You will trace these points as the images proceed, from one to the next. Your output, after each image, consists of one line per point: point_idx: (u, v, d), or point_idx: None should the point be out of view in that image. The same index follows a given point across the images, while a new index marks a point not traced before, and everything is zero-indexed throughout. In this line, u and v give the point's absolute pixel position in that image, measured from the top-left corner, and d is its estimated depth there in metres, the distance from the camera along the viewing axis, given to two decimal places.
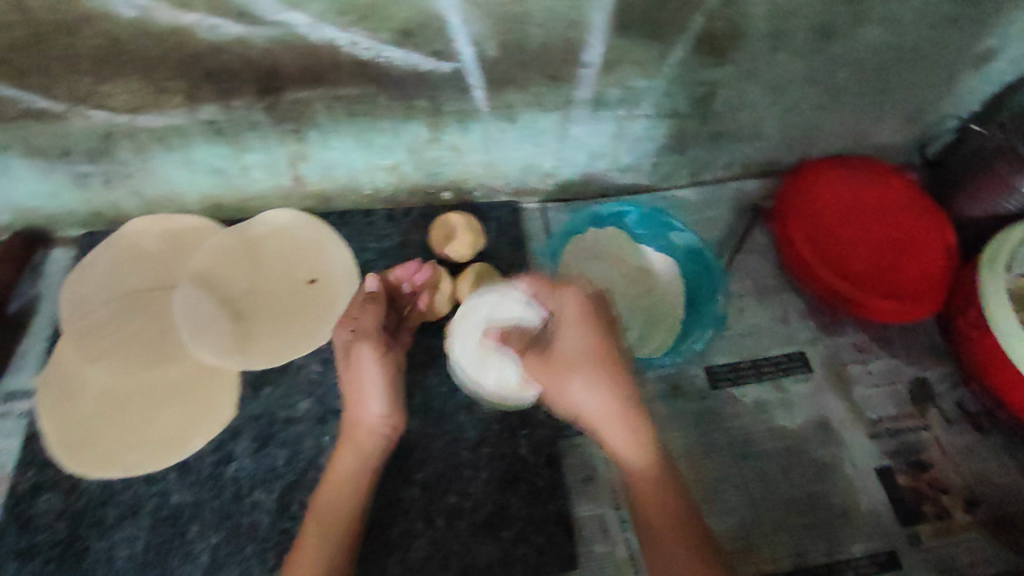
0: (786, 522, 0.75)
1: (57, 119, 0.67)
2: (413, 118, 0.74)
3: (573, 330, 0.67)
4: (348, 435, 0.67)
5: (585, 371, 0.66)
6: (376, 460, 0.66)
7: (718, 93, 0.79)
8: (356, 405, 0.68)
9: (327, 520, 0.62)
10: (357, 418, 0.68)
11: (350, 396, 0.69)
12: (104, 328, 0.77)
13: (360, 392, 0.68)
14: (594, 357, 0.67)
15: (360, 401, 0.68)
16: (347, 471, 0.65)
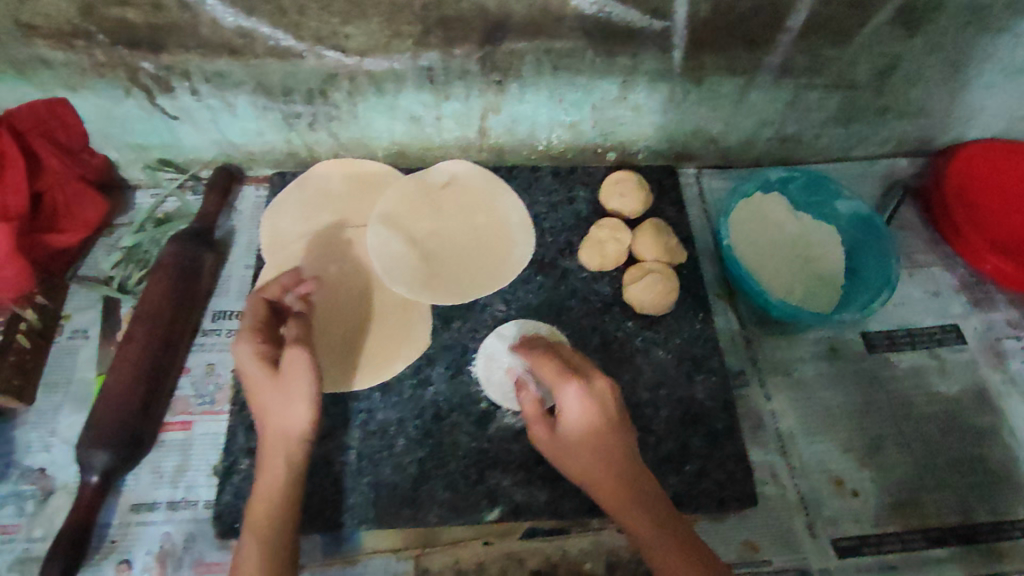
0: (949, 482, 0.77)
1: (295, 58, 0.72)
2: (609, 77, 0.79)
3: (567, 399, 0.60)
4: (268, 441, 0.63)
5: (577, 443, 0.60)
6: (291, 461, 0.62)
7: (900, 67, 0.81)
8: (265, 410, 0.64)
9: (264, 533, 0.60)
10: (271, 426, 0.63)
11: (260, 408, 0.64)
12: (301, 258, 0.82)
13: (266, 402, 0.63)
14: (582, 426, 0.60)
15: (265, 407, 0.64)
16: (274, 481, 0.62)
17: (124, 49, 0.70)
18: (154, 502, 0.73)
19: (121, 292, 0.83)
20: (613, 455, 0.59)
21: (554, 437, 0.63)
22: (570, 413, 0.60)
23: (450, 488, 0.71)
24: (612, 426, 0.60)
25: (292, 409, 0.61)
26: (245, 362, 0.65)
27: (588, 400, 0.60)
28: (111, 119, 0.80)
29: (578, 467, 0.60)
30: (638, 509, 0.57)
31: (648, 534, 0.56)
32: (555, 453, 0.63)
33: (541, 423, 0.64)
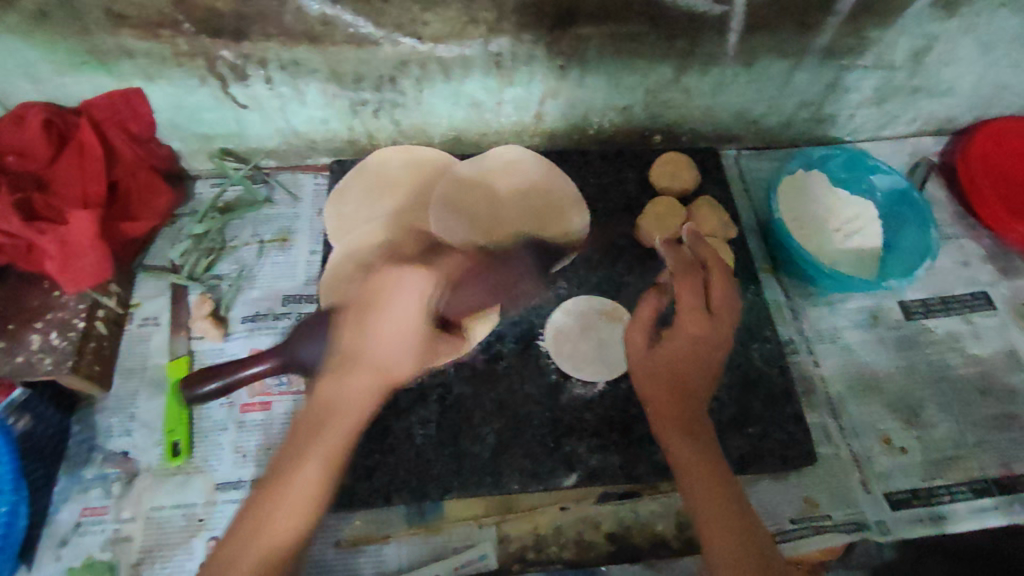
0: (987, 438, 0.82)
1: (371, 45, 0.76)
2: (664, 62, 0.83)
3: (701, 324, 0.64)
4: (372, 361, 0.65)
5: (670, 360, 0.64)
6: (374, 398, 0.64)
7: (935, 48, 0.85)
8: (370, 340, 0.65)
9: (324, 467, 0.61)
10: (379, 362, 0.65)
11: (372, 335, 0.65)
12: (373, 243, 0.85)
13: (373, 338, 0.64)
14: (695, 348, 0.64)
15: (382, 343, 0.65)
16: (355, 406, 0.63)
17: (207, 38, 0.73)
18: (239, 481, 0.74)
19: (189, 280, 0.86)
20: (698, 380, 0.64)
21: (648, 347, 0.67)
22: (687, 335, 0.64)
23: (528, 456, 0.73)
24: (710, 356, 0.64)
25: (362, 360, 0.64)
26: (408, 296, 0.67)
27: (711, 329, 0.64)
28: (185, 107, 0.83)
29: (651, 376, 0.65)
30: (677, 430, 0.62)
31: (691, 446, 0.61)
32: (643, 359, 0.66)
33: (643, 330, 0.68)
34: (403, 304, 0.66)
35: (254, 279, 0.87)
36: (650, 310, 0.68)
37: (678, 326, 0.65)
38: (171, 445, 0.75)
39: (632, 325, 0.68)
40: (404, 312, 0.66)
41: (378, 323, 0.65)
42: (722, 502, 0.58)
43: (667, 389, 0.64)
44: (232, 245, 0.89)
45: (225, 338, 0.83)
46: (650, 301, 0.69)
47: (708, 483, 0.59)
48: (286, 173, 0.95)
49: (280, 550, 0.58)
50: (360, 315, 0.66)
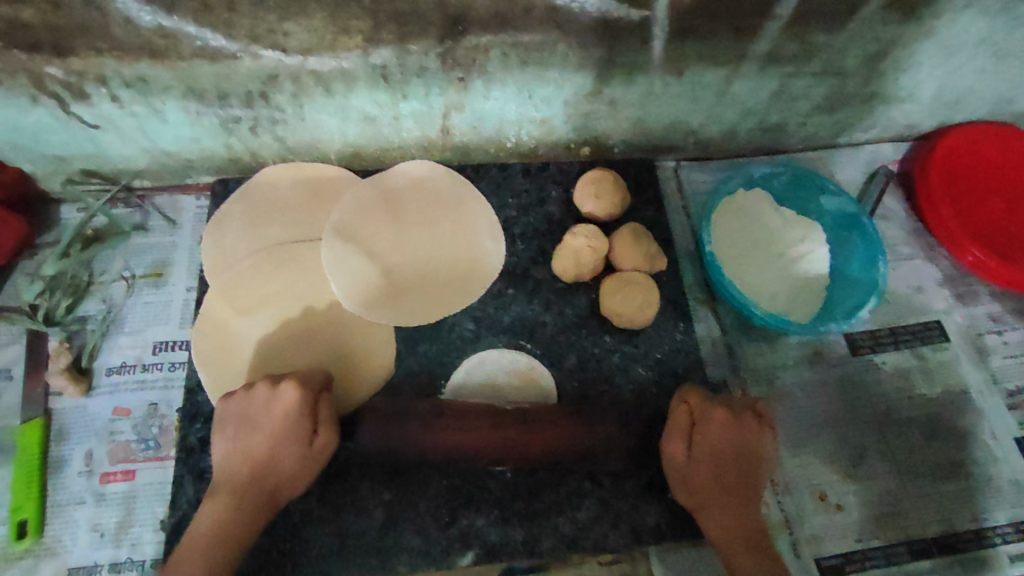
0: (930, 489, 0.76)
1: (228, 60, 0.63)
2: (581, 73, 0.71)
3: (720, 417, 0.64)
4: (251, 479, 0.60)
5: (714, 468, 0.63)
6: (257, 513, 0.59)
7: (892, 53, 0.75)
8: (279, 460, 0.60)
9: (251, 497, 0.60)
10: (280, 483, 0.61)
11: (262, 436, 0.61)
12: (254, 281, 0.74)
13: (286, 455, 0.60)
14: (719, 447, 0.63)
15: (281, 456, 0.60)
16: (221, 510, 0.59)
17: (22, 53, 0.60)
18: (94, 565, 0.67)
19: (47, 323, 0.75)
20: (746, 490, 0.63)
21: (691, 458, 0.64)
22: (721, 434, 0.63)
23: (421, 532, 0.66)
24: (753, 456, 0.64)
25: (285, 444, 0.60)
26: (282, 406, 0.61)
27: (741, 425, 0.64)
28: (21, 129, 0.71)
29: (692, 475, 0.64)
30: (733, 518, 0.62)
31: (734, 534, 0.62)
32: (683, 461, 0.64)
33: (682, 436, 0.64)
34: (274, 416, 0.61)
35: (124, 322, 0.77)
36: (688, 404, 0.66)
37: (701, 419, 0.64)
38: (15, 526, 0.67)
39: (672, 414, 0.67)
40: (275, 421, 0.61)
41: (260, 436, 0.61)
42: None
43: (721, 504, 0.63)
44: (100, 281, 0.78)
45: (88, 393, 0.73)
46: (682, 403, 0.67)
47: (765, 571, 0.60)
48: (162, 196, 0.83)
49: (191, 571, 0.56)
50: (245, 436, 0.61)
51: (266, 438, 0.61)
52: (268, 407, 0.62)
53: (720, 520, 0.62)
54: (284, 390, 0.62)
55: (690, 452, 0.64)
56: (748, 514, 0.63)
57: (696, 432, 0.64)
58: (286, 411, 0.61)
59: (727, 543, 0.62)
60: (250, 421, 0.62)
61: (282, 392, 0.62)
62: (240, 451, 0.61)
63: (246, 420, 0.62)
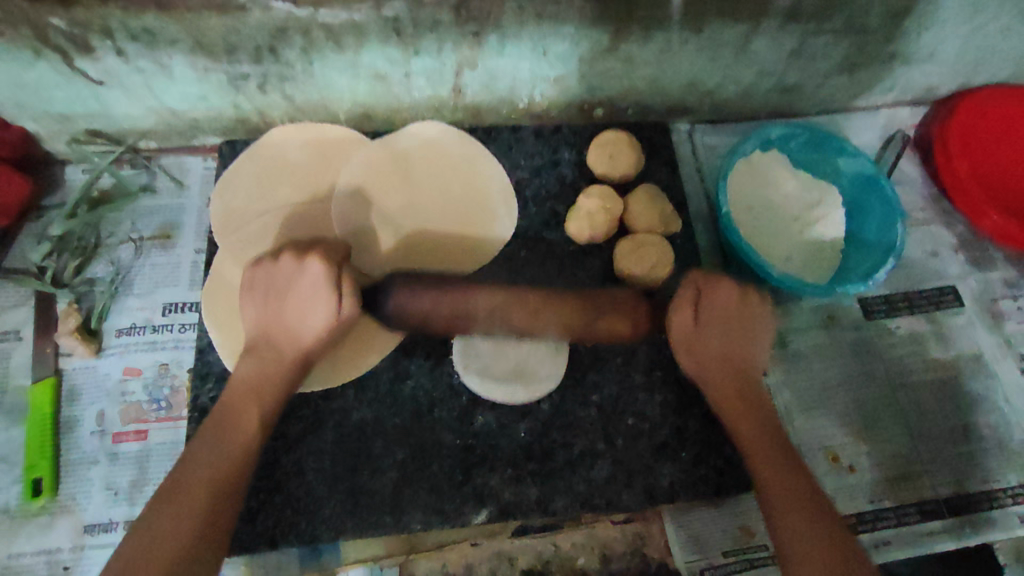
0: (942, 451, 0.76)
1: (237, 12, 0.62)
2: (597, 28, 0.70)
3: (731, 304, 0.65)
4: (285, 345, 0.62)
5: (720, 339, 0.65)
6: (291, 381, 0.62)
7: (915, 9, 0.73)
8: (310, 320, 0.61)
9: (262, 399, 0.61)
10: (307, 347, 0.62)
11: (293, 306, 0.61)
12: (263, 241, 0.73)
13: (318, 314, 0.60)
14: (726, 333, 0.65)
15: (312, 314, 0.60)
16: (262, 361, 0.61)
17: (25, 2, 0.59)
18: (110, 523, 0.67)
19: (55, 286, 0.74)
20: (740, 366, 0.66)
21: (699, 326, 0.65)
22: (728, 308, 0.65)
23: (434, 490, 0.66)
24: (751, 339, 0.66)
25: (313, 281, 0.60)
26: (309, 283, 0.60)
27: (744, 307, 0.66)
28: (24, 85, 0.69)
29: (702, 365, 0.65)
30: (747, 410, 0.64)
31: (750, 431, 0.63)
32: (694, 336, 0.65)
33: (691, 306, 0.65)
34: (304, 284, 0.60)
35: (132, 284, 0.76)
36: (696, 285, 0.66)
37: (712, 304, 0.65)
38: (30, 484, 0.67)
39: (678, 310, 0.66)
40: (303, 290, 0.61)
41: (293, 300, 0.61)
42: (801, 486, 0.58)
43: (724, 384, 0.65)
44: (108, 243, 0.77)
45: (98, 354, 0.73)
46: (689, 279, 0.66)
47: (783, 467, 0.60)
48: (169, 156, 0.82)
49: (194, 520, 0.53)
50: (278, 302, 0.62)
51: (295, 307, 0.61)
52: (295, 280, 0.61)
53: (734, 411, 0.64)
54: (311, 263, 0.60)
55: (699, 323, 0.65)
56: (754, 401, 0.64)
57: (701, 301, 0.65)
58: (313, 279, 0.60)
59: (743, 432, 0.63)
60: (277, 290, 0.62)
61: (307, 267, 0.60)
62: (267, 327, 0.62)
63: (278, 283, 0.62)
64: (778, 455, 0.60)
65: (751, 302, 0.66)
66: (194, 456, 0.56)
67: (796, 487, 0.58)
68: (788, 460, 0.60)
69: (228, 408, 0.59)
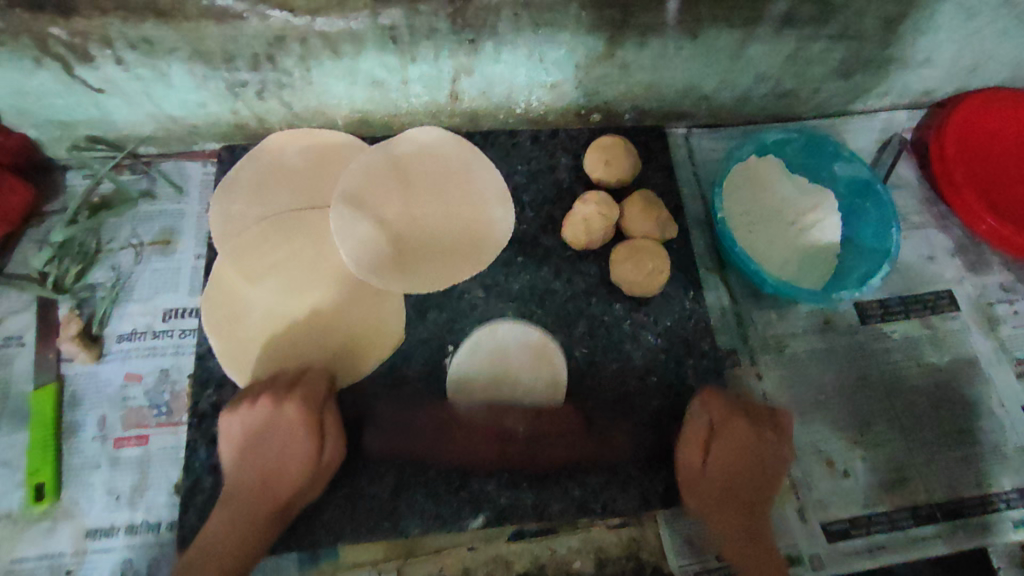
0: (937, 455, 0.76)
1: (234, 21, 0.62)
2: (593, 35, 0.70)
3: (746, 438, 0.66)
4: (269, 480, 0.63)
5: (731, 462, 0.66)
6: (273, 523, 0.62)
7: (912, 14, 0.73)
8: (291, 465, 0.62)
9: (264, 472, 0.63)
10: (296, 488, 0.63)
11: (272, 429, 0.63)
12: (262, 247, 0.73)
13: (298, 448, 0.62)
14: (738, 463, 0.66)
15: (295, 455, 0.62)
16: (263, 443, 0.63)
17: (24, 13, 0.59)
18: (112, 527, 0.68)
19: (56, 292, 0.75)
20: (752, 507, 0.68)
21: (705, 467, 0.67)
22: (735, 449, 0.66)
23: (431, 496, 0.67)
24: (772, 454, 0.67)
25: (274, 427, 0.63)
26: (285, 419, 0.63)
27: (761, 445, 0.66)
28: (24, 93, 0.69)
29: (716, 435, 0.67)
30: (740, 511, 0.68)
31: (735, 533, 0.67)
32: (699, 476, 0.67)
33: (698, 446, 0.67)
34: (282, 426, 0.63)
35: (132, 290, 0.77)
36: (710, 416, 0.68)
37: (722, 439, 0.67)
38: (33, 489, 0.68)
39: (687, 448, 0.68)
40: (268, 449, 0.63)
41: (275, 416, 0.63)
42: (773, 572, 0.66)
43: (725, 511, 0.67)
44: (108, 249, 0.78)
45: (99, 359, 0.74)
46: (704, 410, 0.68)
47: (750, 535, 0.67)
48: (168, 162, 0.82)
49: (227, 554, 0.61)
50: (256, 452, 0.63)
51: (266, 451, 0.63)
52: (269, 425, 0.63)
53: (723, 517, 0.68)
54: (289, 407, 0.63)
55: (705, 464, 0.67)
56: (751, 507, 0.68)
57: (710, 446, 0.67)
58: (274, 421, 0.63)
59: (719, 519, 0.68)
60: (251, 451, 0.64)
61: (285, 410, 0.63)
62: (251, 427, 0.63)
63: (255, 444, 0.64)
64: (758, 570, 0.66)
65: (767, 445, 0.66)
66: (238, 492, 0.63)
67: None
68: (767, 551, 0.67)
69: (258, 449, 0.63)
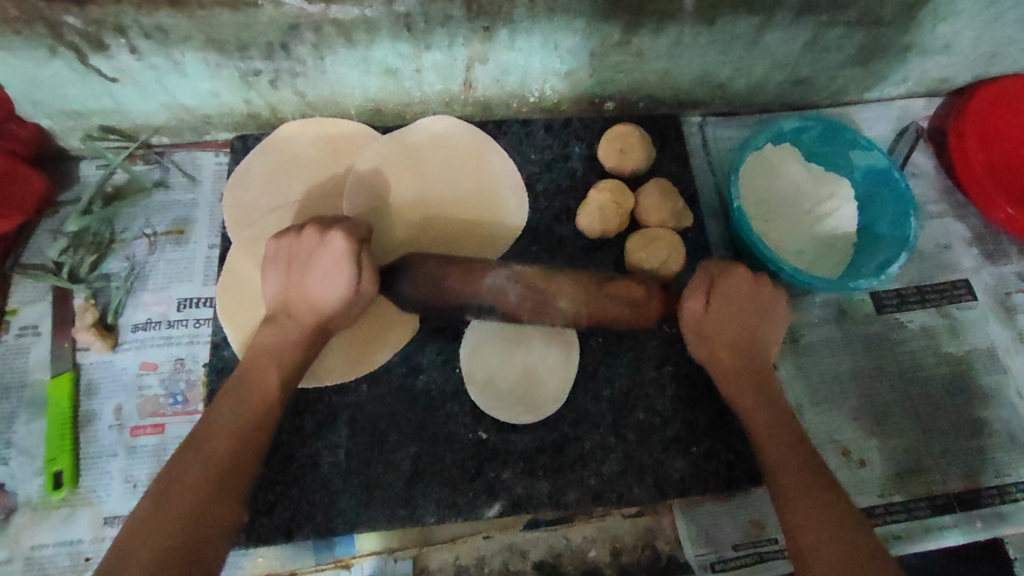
0: (954, 445, 0.76)
1: (248, 9, 0.62)
2: (609, 22, 0.69)
3: (741, 284, 0.66)
4: (304, 314, 0.61)
5: (737, 327, 0.65)
6: (309, 346, 0.61)
7: (931, 0, 0.72)
8: (327, 294, 0.60)
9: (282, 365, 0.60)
10: (326, 313, 0.61)
11: (311, 265, 0.61)
12: (277, 236, 0.73)
13: (331, 292, 0.60)
14: (735, 308, 0.66)
15: (330, 292, 0.60)
16: (302, 263, 0.61)
17: (40, 1, 0.59)
18: (129, 515, 0.68)
19: (71, 281, 0.75)
20: (753, 355, 0.66)
21: (710, 310, 0.65)
22: (738, 301, 0.66)
23: (446, 483, 0.67)
24: (764, 325, 0.67)
25: (320, 271, 0.60)
26: (332, 252, 0.60)
27: (756, 292, 0.66)
28: (39, 82, 0.69)
29: (714, 342, 0.66)
30: (753, 393, 0.64)
31: (763, 418, 0.62)
32: (702, 322, 0.66)
33: (703, 292, 0.66)
34: (325, 260, 0.60)
35: (147, 280, 0.77)
36: (711, 272, 0.66)
37: (725, 292, 0.66)
38: (52, 476, 0.69)
39: (689, 297, 0.67)
40: (318, 260, 0.60)
41: (313, 265, 0.61)
42: (816, 476, 0.57)
43: (739, 379, 0.65)
44: (122, 239, 0.78)
45: (115, 348, 0.74)
46: (705, 270, 0.67)
47: (787, 440, 0.60)
48: (180, 152, 0.82)
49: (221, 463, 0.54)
50: (298, 270, 0.61)
51: (303, 272, 0.61)
52: (314, 253, 0.61)
53: (746, 403, 0.64)
54: (334, 239, 0.60)
55: (710, 303, 0.65)
56: (771, 398, 0.64)
57: (713, 302, 0.65)
58: (322, 250, 0.60)
59: (738, 399, 0.64)
60: (295, 270, 0.61)
61: (330, 241, 0.60)
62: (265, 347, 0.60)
63: (293, 258, 0.62)
64: (790, 443, 0.60)
65: (766, 292, 0.67)
66: (231, 393, 0.58)
67: (799, 465, 0.58)
68: (806, 450, 0.59)
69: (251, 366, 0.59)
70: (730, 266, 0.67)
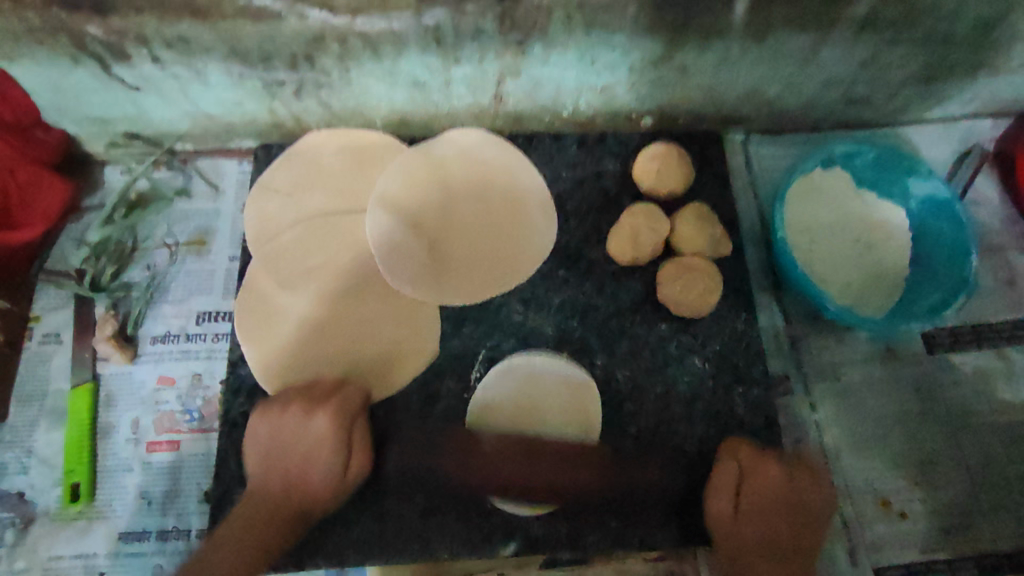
0: (1007, 500, 0.70)
1: (271, 20, 0.59)
2: (651, 37, 0.65)
3: (772, 471, 0.61)
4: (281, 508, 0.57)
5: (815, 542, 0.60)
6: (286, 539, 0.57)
7: (1009, 17, 0.65)
8: (316, 482, 0.57)
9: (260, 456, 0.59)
10: (314, 502, 0.58)
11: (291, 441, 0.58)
12: (300, 252, 0.71)
13: (317, 471, 0.57)
14: (779, 498, 0.60)
15: (319, 473, 0.57)
16: (293, 420, 0.59)
17: (62, 12, 0.57)
18: (143, 531, 0.68)
19: (93, 290, 0.74)
20: (798, 527, 0.60)
21: (738, 514, 0.60)
22: (768, 493, 0.60)
23: (462, 518, 0.65)
24: (807, 523, 0.60)
25: (311, 423, 0.58)
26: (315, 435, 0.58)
27: (798, 482, 0.61)
28: (63, 90, 0.68)
29: (746, 519, 0.59)
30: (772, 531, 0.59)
31: None
32: (732, 530, 0.60)
33: (729, 491, 0.61)
34: (311, 442, 0.58)
35: (167, 290, 0.76)
36: (738, 462, 0.63)
37: (754, 477, 0.61)
38: (69, 489, 0.69)
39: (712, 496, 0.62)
40: (296, 441, 0.58)
41: (298, 425, 0.59)
42: None
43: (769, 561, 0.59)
44: (145, 247, 0.77)
45: (133, 360, 0.73)
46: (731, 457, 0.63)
47: None
48: (204, 159, 0.80)
49: None
50: (279, 458, 0.58)
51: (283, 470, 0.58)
52: (296, 430, 0.59)
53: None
54: (317, 418, 0.59)
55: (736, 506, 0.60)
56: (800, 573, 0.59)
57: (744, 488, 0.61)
58: (309, 437, 0.58)
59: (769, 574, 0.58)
60: (280, 443, 0.59)
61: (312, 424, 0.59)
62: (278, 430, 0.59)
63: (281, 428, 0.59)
64: None
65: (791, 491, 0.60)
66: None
67: None
68: None
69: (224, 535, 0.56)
70: (752, 477, 0.61)
